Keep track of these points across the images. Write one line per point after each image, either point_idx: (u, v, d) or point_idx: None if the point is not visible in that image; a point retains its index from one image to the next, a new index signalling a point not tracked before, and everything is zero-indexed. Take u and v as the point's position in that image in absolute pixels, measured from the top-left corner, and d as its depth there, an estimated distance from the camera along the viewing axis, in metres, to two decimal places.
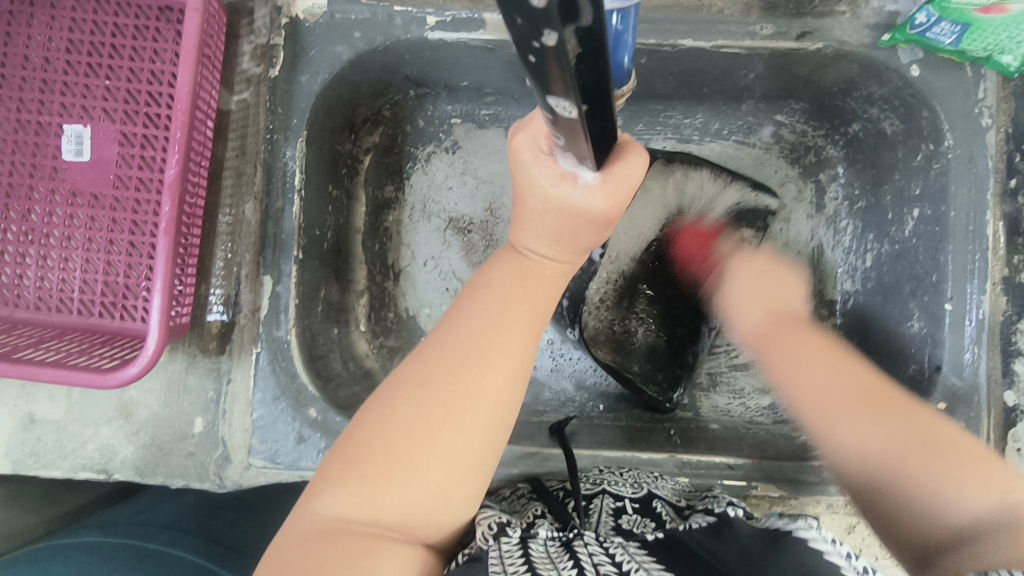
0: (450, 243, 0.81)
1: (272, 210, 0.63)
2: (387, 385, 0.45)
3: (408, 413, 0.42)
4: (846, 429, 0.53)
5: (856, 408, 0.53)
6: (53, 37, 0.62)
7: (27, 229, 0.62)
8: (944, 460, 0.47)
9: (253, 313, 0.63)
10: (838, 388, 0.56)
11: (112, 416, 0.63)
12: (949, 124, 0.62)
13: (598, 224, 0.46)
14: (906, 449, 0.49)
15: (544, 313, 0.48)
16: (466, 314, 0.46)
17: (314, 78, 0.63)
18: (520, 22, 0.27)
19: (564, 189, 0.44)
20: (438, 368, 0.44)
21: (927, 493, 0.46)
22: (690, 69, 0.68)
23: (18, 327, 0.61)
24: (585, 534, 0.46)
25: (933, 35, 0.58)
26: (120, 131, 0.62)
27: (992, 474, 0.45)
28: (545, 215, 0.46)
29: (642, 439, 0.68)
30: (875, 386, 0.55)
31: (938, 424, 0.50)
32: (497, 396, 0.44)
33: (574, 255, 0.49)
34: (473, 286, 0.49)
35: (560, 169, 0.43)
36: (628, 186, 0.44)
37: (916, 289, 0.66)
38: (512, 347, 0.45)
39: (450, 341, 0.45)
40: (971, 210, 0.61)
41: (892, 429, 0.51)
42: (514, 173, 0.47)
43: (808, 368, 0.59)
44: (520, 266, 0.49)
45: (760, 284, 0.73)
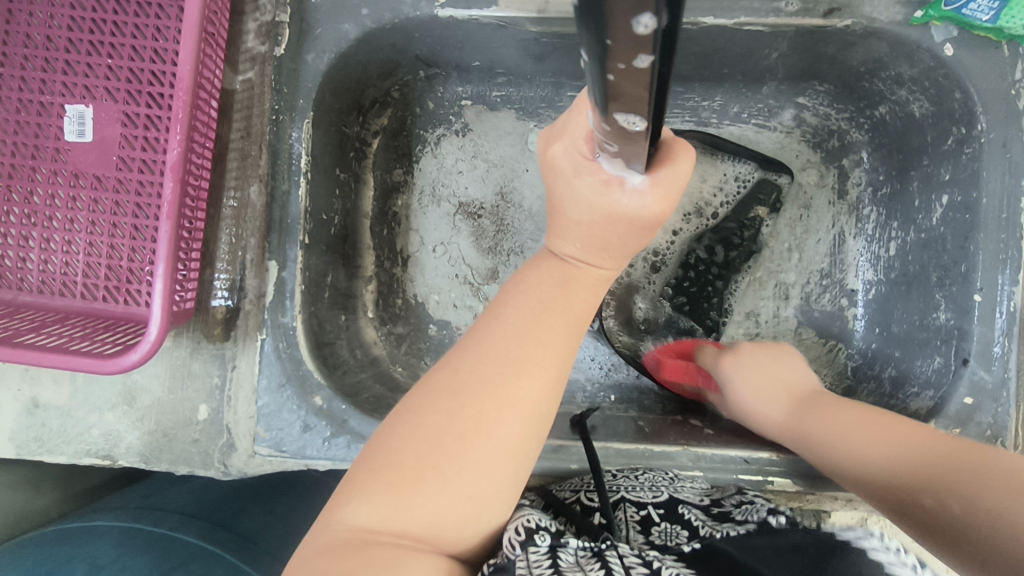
0: (460, 228, 0.79)
1: (277, 193, 0.61)
2: (418, 389, 0.43)
3: (440, 423, 0.40)
4: (930, 504, 0.45)
5: (915, 470, 0.47)
6: (55, 14, 0.60)
7: (30, 212, 0.61)
8: (993, 487, 0.43)
9: (258, 298, 0.62)
10: (882, 460, 0.50)
11: (116, 401, 0.62)
12: (983, 106, 0.59)
13: (645, 228, 0.44)
14: (954, 476, 0.45)
15: (585, 322, 0.46)
16: (502, 318, 0.44)
17: (320, 57, 0.61)
18: (609, 43, 0.23)
19: (610, 195, 0.42)
20: (473, 378, 0.42)
21: (998, 522, 0.42)
22: (711, 49, 0.66)
23: (21, 310, 0.60)
24: (618, 544, 0.44)
25: (970, 11, 0.56)
26: (123, 112, 0.61)
27: (1000, 482, 0.43)
28: (591, 224, 0.44)
29: (658, 432, 0.66)
30: (898, 425, 0.52)
31: (948, 450, 0.47)
32: (533, 407, 0.42)
33: (617, 260, 0.47)
34: (510, 288, 0.47)
35: (605, 174, 0.41)
36: (677, 187, 0.42)
37: (944, 279, 0.64)
38: (549, 356, 0.43)
39: (485, 348, 0.43)
40: (1005, 196, 0.58)
41: (945, 475, 0.46)
42: (550, 187, 0.45)
43: (860, 439, 0.52)
44: (563, 271, 0.47)
45: (766, 370, 0.65)
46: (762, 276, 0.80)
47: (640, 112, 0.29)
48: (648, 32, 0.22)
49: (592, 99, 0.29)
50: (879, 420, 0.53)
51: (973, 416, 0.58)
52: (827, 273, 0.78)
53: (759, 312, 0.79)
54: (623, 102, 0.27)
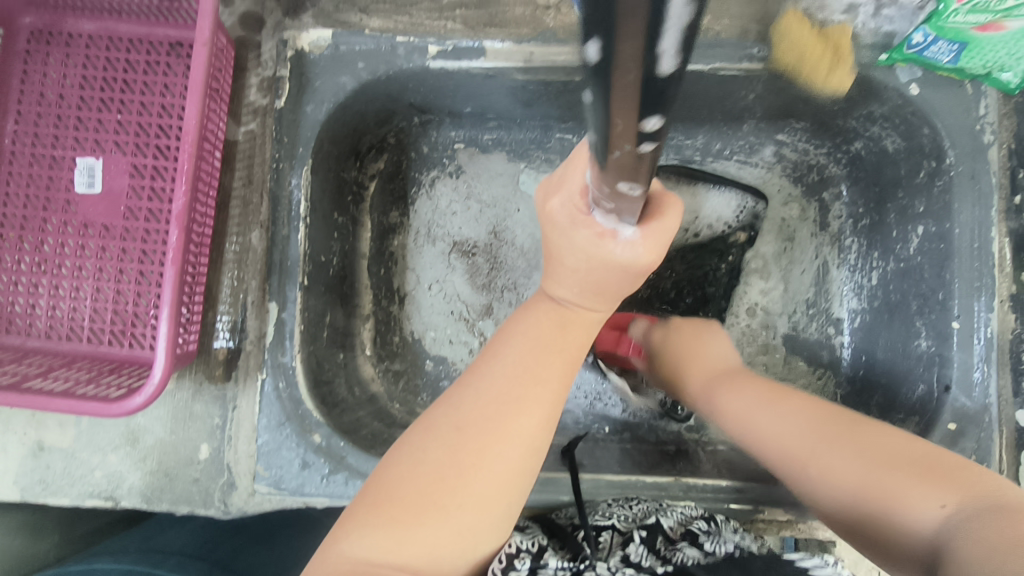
0: (455, 266, 0.81)
1: (277, 237, 0.63)
2: (418, 426, 0.44)
3: (440, 456, 0.41)
4: (814, 466, 0.47)
5: (808, 436, 0.48)
6: (68, 75, 0.65)
7: (40, 260, 0.64)
8: (893, 467, 0.43)
9: (259, 339, 0.64)
10: (782, 424, 0.51)
11: (119, 443, 0.64)
12: (949, 141, 0.62)
13: (638, 274, 0.44)
14: (857, 465, 0.44)
15: (578, 360, 0.47)
16: (501, 357, 0.45)
17: (319, 108, 0.64)
18: (617, 130, 0.24)
19: (605, 247, 0.41)
20: (473, 414, 0.42)
21: (887, 508, 0.42)
22: (689, 92, 0.69)
23: (29, 355, 0.62)
24: (596, 565, 0.47)
25: (931, 53, 0.59)
26: (131, 163, 0.64)
27: (947, 473, 0.42)
28: (585, 271, 0.44)
29: (651, 464, 0.67)
30: (818, 411, 0.50)
31: (882, 432, 0.46)
32: (530, 443, 0.43)
33: (609, 303, 0.48)
34: (507, 327, 0.48)
35: (599, 228, 0.40)
36: (666, 234, 0.42)
37: (923, 306, 0.66)
38: (547, 394, 0.44)
39: (485, 387, 0.44)
40: (976, 227, 0.61)
41: (827, 438, 0.47)
42: (545, 235, 0.45)
43: (764, 412, 0.53)
44: (558, 313, 0.48)
45: (695, 347, 0.66)
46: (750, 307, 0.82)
47: (645, 180, 0.30)
48: (658, 127, 0.24)
49: (596, 171, 0.30)
50: (784, 394, 0.54)
51: (959, 441, 0.59)
52: (813, 303, 0.80)
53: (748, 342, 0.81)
54: (624, 173, 0.28)
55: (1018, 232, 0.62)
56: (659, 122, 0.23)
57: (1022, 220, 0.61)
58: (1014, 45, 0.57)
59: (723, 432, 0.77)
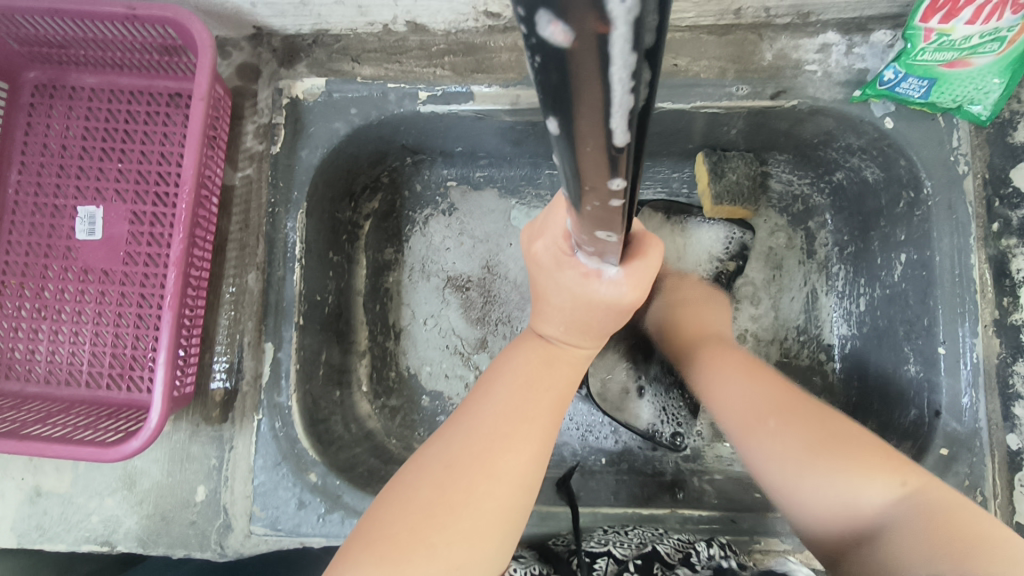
0: (449, 301, 0.83)
1: (273, 278, 0.65)
2: (410, 465, 0.44)
3: (431, 494, 0.41)
4: (763, 438, 0.53)
5: (770, 412, 0.54)
6: (70, 126, 0.67)
7: (41, 306, 0.65)
8: (849, 457, 0.48)
9: (255, 379, 0.65)
10: (747, 396, 0.57)
11: (116, 486, 0.64)
12: (926, 171, 0.63)
13: (622, 313, 0.45)
14: (809, 439, 0.50)
15: (566, 399, 0.48)
16: (491, 395, 0.46)
17: (313, 152, 0.66)
18: (584, 186, 0.26)
19: (589, 286, 0.42)
20: (463, 451, 0.43)
21: (837, 492, 0.47)
22: (673, 129, 0.71)
23: (28, 401, 0.63)
24: None
25: (902, 89, 0.61)
26: (131, 210, 0.66)
27: (892, 460, 0.48)
28: (572, 310, 0.45)
29: (647, 496, 0.68)
30: (782, 393, 0.56)
31: (838, 420, 0.52)
32: (519, 480, 0.43)
33: (595, 340, 0.49)
34: (496, 367, 0.49)
35: (583, 268, 0.42)
36: (649, 273, 0.43)
37: (909, 332, 0.67)
38: (536, 431, 0.44)
39: (475, 425, 0.44)
40: (956, 254, 0.62)
41: (787, 421, 0.52)
42: (534, 276, 0.47)
43: (734, 386, 0.58)
44: (546, 351, 0.49)
45: (697, 313, 0.72)
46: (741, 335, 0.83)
47: (620, 228, 0.32)
48: (623, 186, 0.25)
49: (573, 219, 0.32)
50: (759, 370, 0.59)
51: (951, 467, 0.60)
52: (803, 329, 0.81)
53: None
54: (598, 223, 0.30)
55: (998, 259, 0.63)
56: (623, 182, 0.25)
57: (1000, 246, 0.63)
58: (981, 82, 0.59)
59: (719, 461, 0.77)
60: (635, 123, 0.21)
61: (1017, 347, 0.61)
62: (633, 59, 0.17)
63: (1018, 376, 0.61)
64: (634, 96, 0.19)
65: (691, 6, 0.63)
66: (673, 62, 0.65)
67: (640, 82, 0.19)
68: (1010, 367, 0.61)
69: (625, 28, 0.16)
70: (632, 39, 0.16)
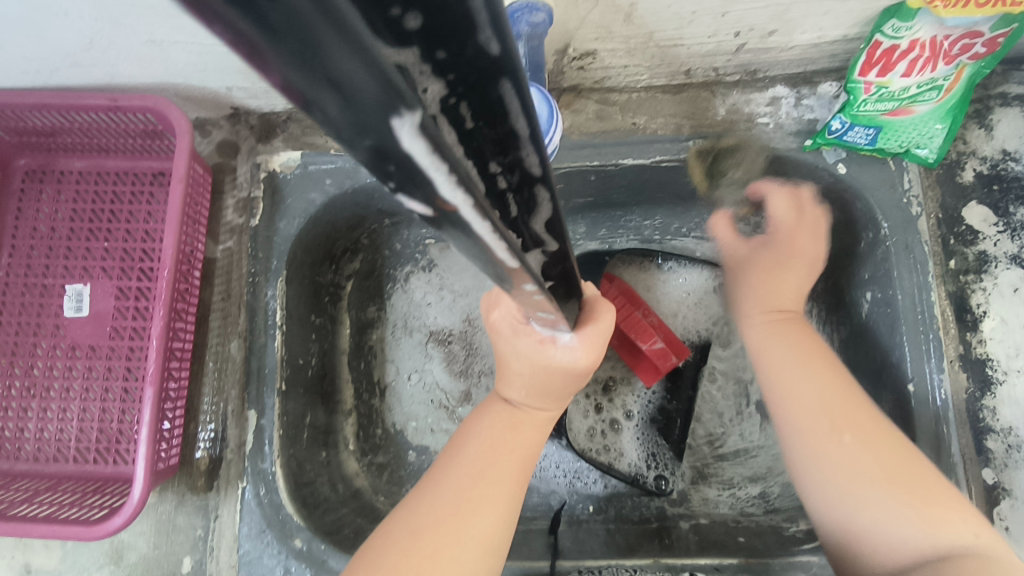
0: (432, 355, 0.84)
1: (255, 345, 0.66)
2: (378, 534, 0.45)
3: (398, 562, 0.42)
4: (831, 455, 0.53)
5: (838, 428, 0.54)
6: (59, 208, 0.70)
7: (30, 384, 0.67)
8: (911, 492, 0.49)
9: (239, 447, 0.66)
10: (812, 386, 0.58)
11: (104, 561, 0.65)
12: (882, 214, 0.65)
13: (580, 375, 0.47)
14: (872, 464, 0.51)
15: (530, 461, 0.50)
16: (457, 461, 0.48)
17: (291, 223, 0.69)
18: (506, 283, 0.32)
19: (545, 352, 0.45)
20: (429, 517, 0.44)
21: (861, 523, 0.50)
22: (638, 181, 0.74)
23: (17, 479, 0.64)
24: None
25: (850, 138, 0.63)
26: (117, 286, 0.68)
27: (952, 515, 0.48)
28: (530, 376, 0.48)
29: (631, 545, 0.69)
30: (855, 409, 0.56)
31: (911, 456, 0.52)
32: (485, 543, 0.44)
33: (557, 401, 0.51)
34: (463, 432, 0.51)
35: (538, 335, 0.45)
36: (603, 338, 0.46)
37: (881, 370, 0.68)
38: (499, 495, 0.46)
39: (440, 491, 0.46)
40: (917, 292, 0.64)
41: (864, 442, 0.53)
42: (496, 344, 0.50)
43: (797, 373, 0.60)
44: (511, 416, 0.50)
45: (778, 287, 0.69)
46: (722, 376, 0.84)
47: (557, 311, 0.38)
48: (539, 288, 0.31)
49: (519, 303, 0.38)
50: (826, 362, 0.60)
51: None
52: None
53: (722, 412, 0.81)
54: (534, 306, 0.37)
55: (956, 295, 0.64)
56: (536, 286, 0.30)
57: (959, 283, 0.65)
58: (924, 127, 0.62)
59: (705, 504, 0.77)
60: (525, 239, 0.27)
61: (983, 381, 0.63)
62: (494, 207, 0.24)
63: (986, 410, 0.62)
64: (511, 224, 0.25)
65: (644, 70, 0.66)
66: (632, 121, 0.69)
67: (514, 211, 0.25)
68: (978, 401, 0.62)
69: (468, 208, 0.21)
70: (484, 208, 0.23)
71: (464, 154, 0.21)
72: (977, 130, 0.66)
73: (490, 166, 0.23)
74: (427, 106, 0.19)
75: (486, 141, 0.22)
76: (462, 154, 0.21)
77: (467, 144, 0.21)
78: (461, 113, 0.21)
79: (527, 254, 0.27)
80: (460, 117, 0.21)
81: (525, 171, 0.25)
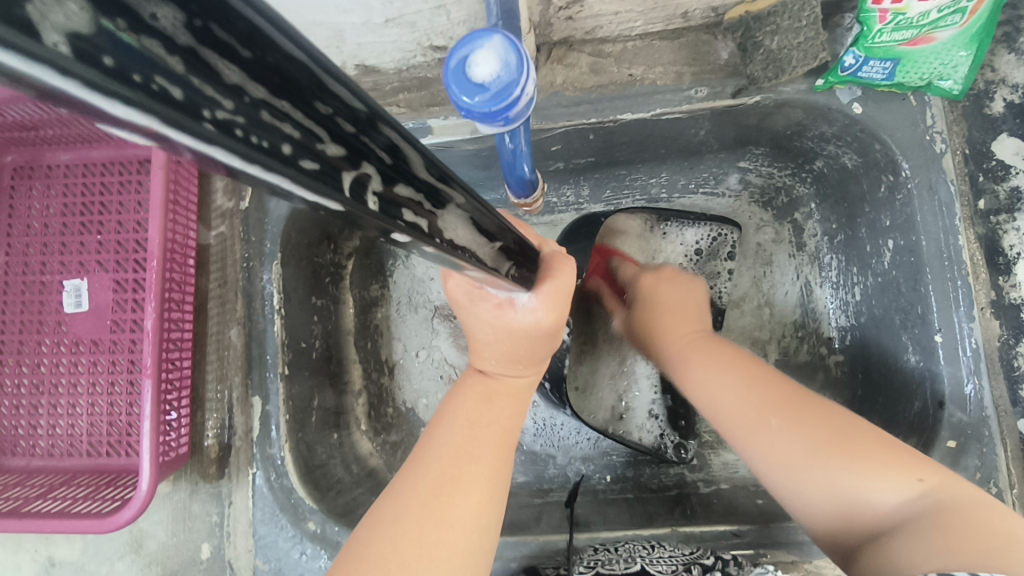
0: (439, 330, 0.83)
1: (254, 331, 0.66)
2: (362, 525, 0.44)
3: (383, 549, 0.41)
4: (767, 439, 0.52)
5: (768, 410, 0.53)
6: (50, 203, 0.69)
7: (38, 381, 0.67)
8: (855, 455, 0.47)
9: (247, 434, 0.65)
10: (748, 400, 0.55)
11: (124, 550, 0.67)
12: (902, 154, 0.61)
13: (546, 336, 0.48)
14: (815, 436, 0.49)
15: (511, 430, 0.49)
16: (438, 442, 0.47)
17: (281, 204, 0.66)
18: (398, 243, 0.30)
19: (506, 316, 0.46)
20: (412, 502, 0.43)
21: (846, 489, 0.46)
22: (640, 137, 0.69)
23: (33, 475, 0.65)
24: None
25: (865, 72, 0.58)
26: (113, 279, 0.67)
27: (909, 459, 0.46)
28: (495, 342, 0.49)
29: (649, 514, 0.67)
30: (776, 383, 0.55)
31: (848, 414, 0.51)
32: (473, 522, 0.43)
33: (529, 366, 0.51)
34: (441, 412, 0.50)
35: (495, 299, 0.46)
36: (564, 296, 0.48)
37: (906, 321, 0.64)
38: (482, 471, 0.45)
39: (421, 473, 0.45)
40: (942, 236, 0.59)
41: (784, 411, 0.52)
42: (461, 317, 0.50)
43: (730, 381, 0.57)
44: (487, 387, 0.50)
45: (676, 308, 0.70)
46: (737, 336, 0.81)
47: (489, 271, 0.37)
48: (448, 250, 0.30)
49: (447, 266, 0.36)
50: (758, 371, 0.57)
51: (960, 460, 0.56)
52: (800, 325, 0.78)
53: None
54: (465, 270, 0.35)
55: (987, 237, 0.60)
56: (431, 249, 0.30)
57: (990, 224, 0.60)
58: (947, 57, 0.57)
59: (726, 467, 0.75)
60: (411, 196, 0.26)
61: (1019, 327, 0.58)
62: (349, 161, 0.22)
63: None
64: (381, 179, 0.24)
65: (638, 15, 0.62)
66: (628, 72, 0.65)
67: (384, 159, 0.24)
68: (1014, 349, 0.58)
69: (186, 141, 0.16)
70: (322, 160, 0.21)
71: (269, 95, 0.18)
72: (1006, 55, 0.61)
73: (322, 109, 0.20)
74: (172, 39, 0.15)
75: (291, 89, 0.19)
76: (261, 94, 0.18)
77: (263, 80, 0.18)
78: (233, 45, 0.17)
79: (423, 208, 0.27)
80: (230, 49, 0.16)
81: (375, 123, 0.22)
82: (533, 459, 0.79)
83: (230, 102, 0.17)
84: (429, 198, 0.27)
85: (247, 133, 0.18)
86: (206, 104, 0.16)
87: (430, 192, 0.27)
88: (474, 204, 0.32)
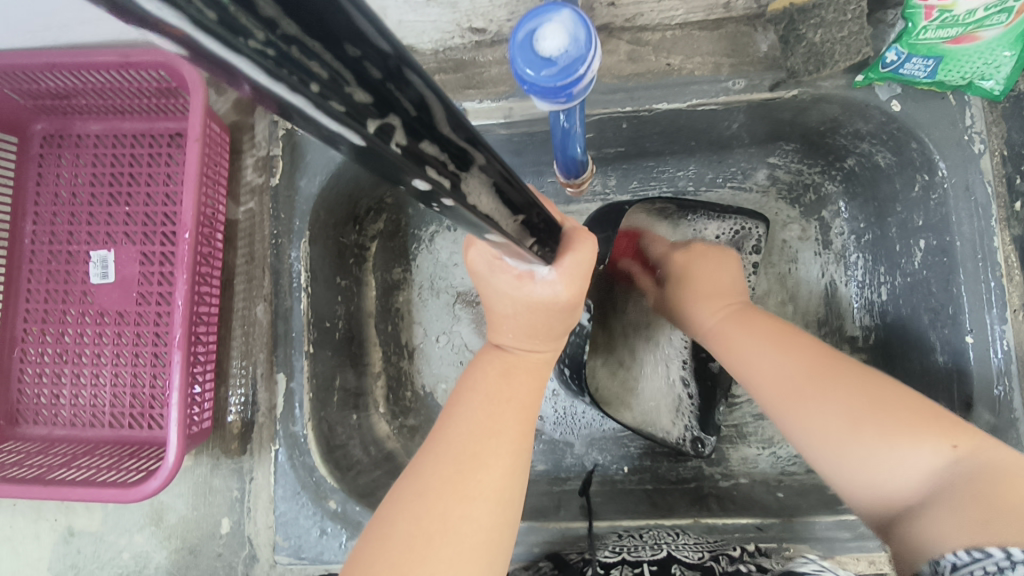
0: (460, 316, 0.82)
1: (281, 308, 0.65)
2: (384, 503, 0.44)
3: (409, 526, 0.41)
4: (802, 410, 0.50)
5: (807, 378, 0.51)
6: (79, 173, 0.69)
7: (62, 350, 0.67)
8: (889, 421, 0.46)
9: (270, 410, 0.66)
10: (785, 369, 0.53)
11: (144, 522, 0.67)
12: (940, 154, 0.61)
13: (565, 311, 0.48)
14: (850, 403, 0.48)
15: (531, 403, 0.48)
16: (458, 417, 0.46)
17: (312, 181, 0.66)
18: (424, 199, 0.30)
19: (525, 289, 0.46)
20: (434, 478, 0.43)
21: (876, 460, 0.45)
22: (674, 127, 0.69)
23: (55, 444, 0.65)
24: None
25: (907, 70, 0.58)
26: (141, 252, 0.67)
27: (947, 424, 0.45)
28: (515, 316, 0.48)
29: (671, 506, 0.67)
30: (813, 349, 0.54)
31: (886, 384, 0.49)
32: (497, 496, 0.43)
33: (547, 341, 0.50)
34: (459, 388, 0.49)
35: (515, 271, 0.46)
36: (584, 269, 0.47)
37: (935, 321, 0.64)
38: (504, 445, 0.45)
39: (443, 450, 0.44)
40: (978, 237, 0.59)
41: (815, 370, 0.51)
42: (480, 289, 0.50)
43: (764, 352, 0.55)
44: (503, 361, 0.50)
45: (712, 278, 0.67)
46: None
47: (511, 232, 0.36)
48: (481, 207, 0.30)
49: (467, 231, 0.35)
50: (788, 335, 0.56)
51: None
52: (824, 322, 0.79)
53: None
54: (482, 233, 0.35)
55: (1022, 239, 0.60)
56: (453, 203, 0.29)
57: None
58: (990, 56, 0.56)
59: (745, 463, 0.75)
60: (437, 156, 0.25)
61: None
62: (375, 109, 0.22)
63: None
64: (409, 134, 0.23)
65: (679, 4, 0.62)
66: (666, 61, 0.64)
67: (412, 113, 0.23)
68: None
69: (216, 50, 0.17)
70: (348, 102, 0.20)
71: (303, 32, 0.18)
72: None
73: (350, 51, 0.19)
74: None
75: (328, 27, 0.18)
76: (295, 30, 0.18)
77: (298, 15, 0.17)
78: None
79: (452, 172, 0.27)
80: None
81: (404, 72, 0.22)
82: (551, 448, 0.79)
83: (262, 33, 0.17)
84: (456, 159, 0.27)
85: (278, 63, 0.18)
86: (238, 31, 0.16)
87: (457, 153, 0.27)
88: (503, 174, 0.31)
